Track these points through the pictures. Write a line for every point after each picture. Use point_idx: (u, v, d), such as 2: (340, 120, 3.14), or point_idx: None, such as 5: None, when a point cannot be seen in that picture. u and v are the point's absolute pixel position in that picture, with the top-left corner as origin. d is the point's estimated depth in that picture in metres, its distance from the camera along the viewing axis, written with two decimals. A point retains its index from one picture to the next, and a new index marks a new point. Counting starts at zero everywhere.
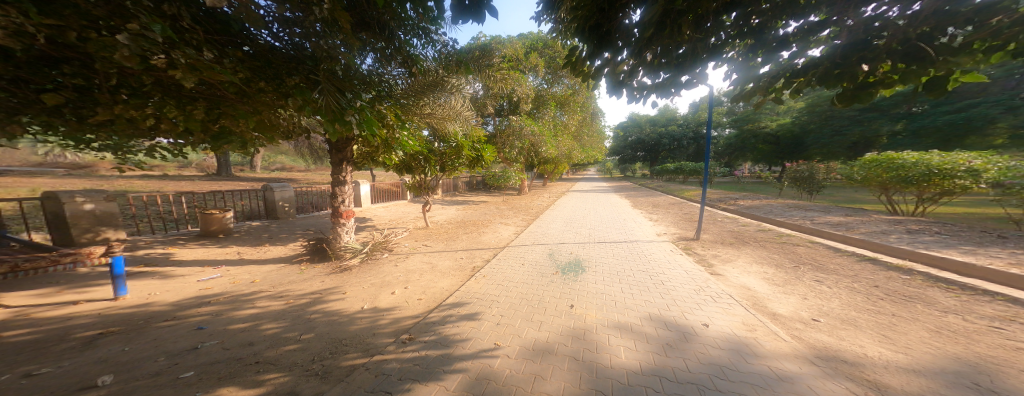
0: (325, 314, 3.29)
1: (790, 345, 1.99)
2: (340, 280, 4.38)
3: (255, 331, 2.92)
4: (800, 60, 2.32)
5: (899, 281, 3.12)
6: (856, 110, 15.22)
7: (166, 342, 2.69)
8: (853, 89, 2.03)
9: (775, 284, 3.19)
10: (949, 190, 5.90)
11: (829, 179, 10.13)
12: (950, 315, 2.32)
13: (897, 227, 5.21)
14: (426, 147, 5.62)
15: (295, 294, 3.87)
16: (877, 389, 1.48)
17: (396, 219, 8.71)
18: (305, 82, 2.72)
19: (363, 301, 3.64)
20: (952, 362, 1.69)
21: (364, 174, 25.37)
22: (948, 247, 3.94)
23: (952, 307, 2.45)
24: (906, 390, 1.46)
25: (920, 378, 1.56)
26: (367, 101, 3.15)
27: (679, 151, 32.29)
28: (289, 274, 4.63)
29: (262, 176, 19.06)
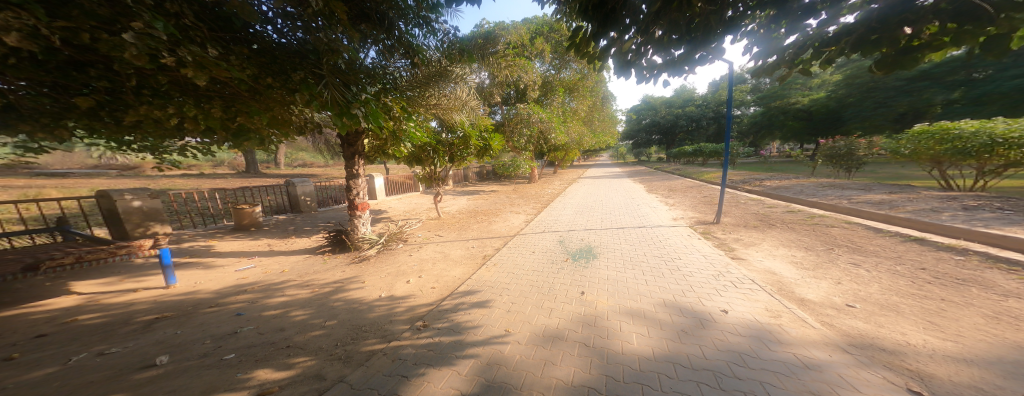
0: (347, 302, 3.45)
1: (819, 331, 1.86)
2: (359, 269, 4.57)
3: (285, 317, 3.12)
4: (831, 28, 2.10)
5: (951, 262, 2.82)
6: (903, 79, 13.74)
7: (210, 327, 2.92)
8: (893, 56, 1.85)
9: (804, 268, 2.98)
10: (1016, 161, 5.22)
11: (869, 155, 9.27)
12: (1013, 299, 2.06)
13: (950, 204, 4.70)
14: (434, 138, 5.62)
15: (319, 283, 4.08)
16: (919, 379, 1.35)
17: (411, 210, 8.92)
18: (310, 76, 2.77)
19: (380, 289, 3.79)
20: (1013, 351, 1.51)
21: (380, 168, 26.05)
22: (1012, 223, 3.50)
23: (1015, 290, 2.18)
24: (954, 381, 1.32)
25: (972, 368, 1.40)
26: (373, 95, 3.18)
27: (699, 133, 30.70)
28: (313, 264, 4.89)
29: (285, 172, 20.13)
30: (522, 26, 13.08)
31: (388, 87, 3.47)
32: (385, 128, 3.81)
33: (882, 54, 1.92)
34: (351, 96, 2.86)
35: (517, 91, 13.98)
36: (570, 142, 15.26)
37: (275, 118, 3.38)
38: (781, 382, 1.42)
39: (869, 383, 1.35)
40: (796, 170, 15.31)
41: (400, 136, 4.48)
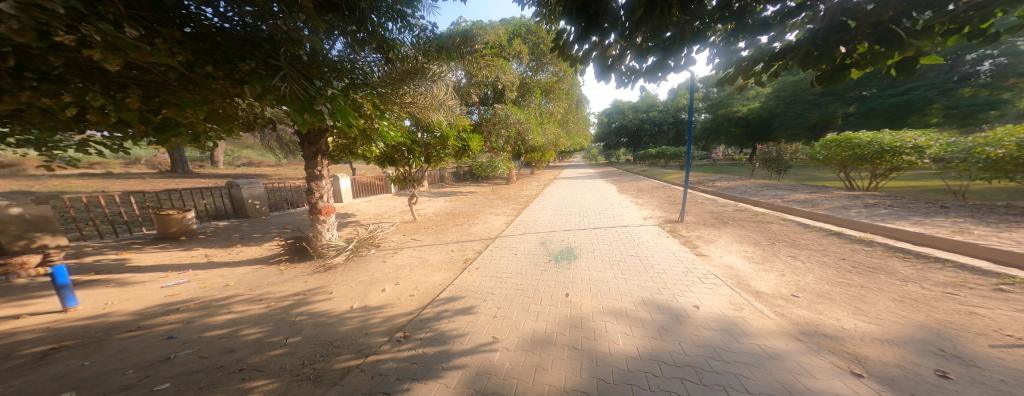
0: (312, 316, 3.16)
1: (774, 321, 2.17)
2: (325, 279, 4.20)
3: (234, 337, 2.76)
4: (777, 44, 2.42)
5: (863, 252, 3.47)
6: (816, 94, 16.44)
7: (134, 354, 2.47)
8: (829, 72, 2.19)
9: (755, 262, 3.42)
10: (898, 165, 6.51)
11: (794, 159, 10.87)
12: (909, 283, 2.60)
13: (856, 202, 5.73)
14: (409, 138, 5.34)
15: (276, 296, 3.67)
16: (857, 361, 1.65)
17: (382, 213, 8.40)
18: (263, 68, 2.51)
19: (352, 299, 3.54)
20: (918, 330, 1.91)
21: (343, 168, 24.02)
22: (900, 219, 4.39)
23: (910, 276, 2.75)
24: (882, 360, 1.64)
25: (892, 347, 1.75)
26: (340, 90, 2.94)
27: (660, 136, 33.30)
28: (266, 276, 4.37)
29: (226, 173, 17.55)
30: (500, 26, 13.06)
31: (358, 82, 3.22)
32: (354, 127, 3.52)
33: (821, 70, 2.26)
34: (315, 91, 2.63)
35: (495, 90, 13.69)
36: (546, 144, 15.54)
37: (214, 111, 2.91)
38: (752, 374, 1.64)
39: (821, 368, 1.62)
40: (741, 171, 17.32)
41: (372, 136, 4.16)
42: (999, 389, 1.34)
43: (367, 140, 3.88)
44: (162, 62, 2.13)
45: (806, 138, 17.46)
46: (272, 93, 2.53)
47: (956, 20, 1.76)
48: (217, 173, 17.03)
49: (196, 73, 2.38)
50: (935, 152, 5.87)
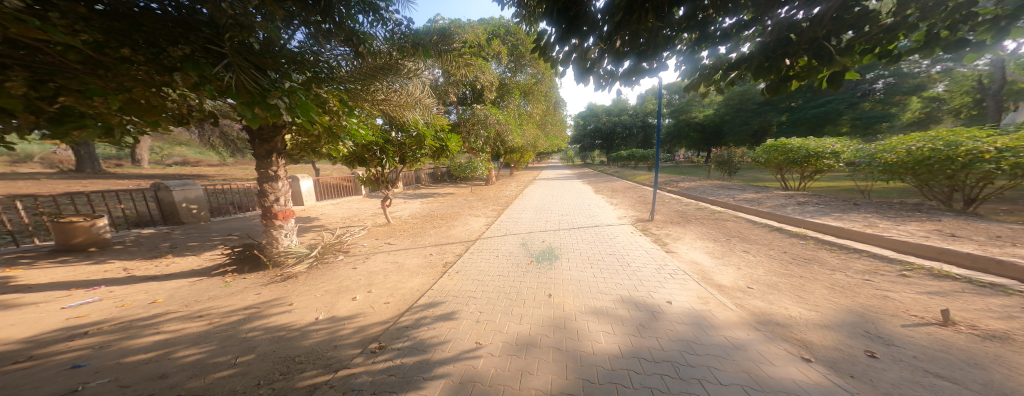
0: (267, 331, 2.83)
1: (735, 313, 2.44)
2: (282, 290, 3.80)
3: (167, 360, 2.37)
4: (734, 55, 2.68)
5: (800, 245, 4.03)
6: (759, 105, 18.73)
7: (23, 388, 2.00)
8: (777, 81, 2.51)
9: (715, 257, 3.80)
10: (820, 168, 7.66)
11: (742, 162, 12.24)
12: (836, 272, 3.08)
13: (792, 200, 6.63)
14: (381, 137, 5.02)
15: (220, 311, 3.23)
16: (805, 347, 1.92)
17: (350, 216, 7.83)
18: (202, 55, 2.17)
19: (317, 310, 3.24)
20: (848, 315, 2.28)
21: (303, 168, 21.88)
22: (826, 215, 5.18)
23: (837, 265, 3.26)
24: (824, 344, 1.94)
25: (831, 332, 2.08)
26: (300, 84, 2.62)
27: (631, 140, 35.16)
28: (208, 289, 3.82)
29: (155, 173, 15.02)
30: (479, 25, 12.95)
31: (321, 76, 2.91)
32: (317, 124, 3.19)
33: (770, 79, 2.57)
34: (268, 83, 2.32)
35: (473, 91, 14.06)
36: (525, 144, 15.63)
37: (134, 101, 2.40)
38: (723, 365, 1.82)
39: (778, 355, 1.85)
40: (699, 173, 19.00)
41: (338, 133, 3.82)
42: (912, 364, 1.65)
43: (333, 138, 3.55)
44: (60, 41, 1.72)
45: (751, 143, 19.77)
46: (213, 83, 2.18)
47: (870, 41, 2.12)
48: (143, 172, 14.53)
49: (108, 56, 1.97)
50: (848, 157, 7.07)
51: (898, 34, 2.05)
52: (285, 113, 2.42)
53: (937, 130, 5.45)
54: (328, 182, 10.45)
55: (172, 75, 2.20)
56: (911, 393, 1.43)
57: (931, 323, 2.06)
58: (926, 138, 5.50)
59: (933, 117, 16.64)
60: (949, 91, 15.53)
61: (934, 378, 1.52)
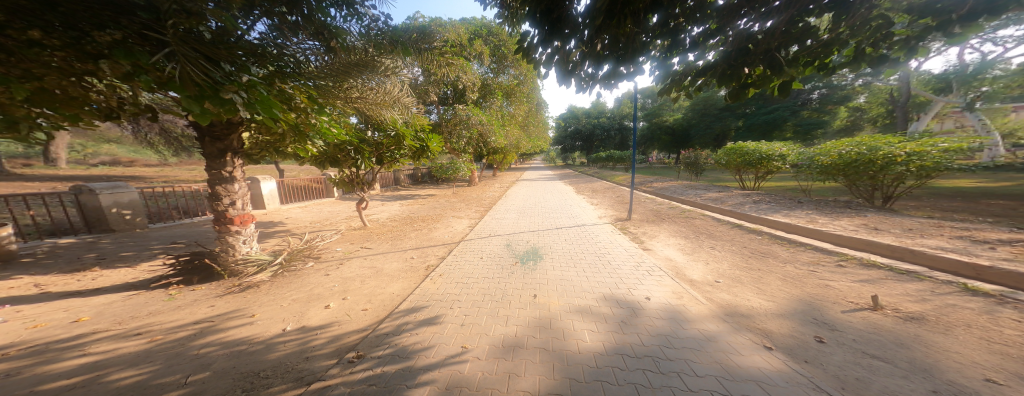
0: (225, 345, 2.54)
1: (706, 306, 2.66)
2: (243, 300, 3.44)
3: (97, 384, 2.03)
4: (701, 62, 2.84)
5: (758, 240, 4.48)
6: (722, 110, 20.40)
7: None
8: (738, 88, 2.73)
9: (686, 253, 4.10)
10: (771, 169, 8.50)
11: (707, 164, 13.26)
12: (788, 265, 3.47)
13: (749, 199, 7.33)
14: (356, 136, 4.73)
15: (165, 327, 2.85)
16: (766, 335, 2.16)
17: (321, 220, 7.34)
18: (139, 43, 1.87)
19: (285, 321, 2.98)
20: (799, 303, 2.59)
21: (264, 169, 19.98)
22: (778, 212, 5.80)
23: (789, 258, 3.68)
24: (781, 332, 2.18)
25: (786, 320, 2.35)
26: (260, 78, 2.36)
27: (608, 141, 36.35)
28: (148, 304, 3.36)
29: (76, 173, 12.86)
30: (460, 25, 12.83)
31: (285, 71, 2.65)
32: (281, 122, 2.88)
33: (731, 87, 2.78)
34: (222, 77, 2.05)
35: (454, 91, 13.81)
36: (508, 146, 15.56)
37: (47, 91, 2.02)
38: (698, 357, 1.97)
39: (744, 345, 2.06)
40: (670, 174, 20.21)
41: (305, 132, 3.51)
42: (853, 347, 1.93)
43: (300, 138, 3.27)
44: None
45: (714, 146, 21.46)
46: (150, 73, 1.88)
47: (812, 54, 2.38)
48: (61, 173, 12.41)
49: (9, 37, 1.63)
50: (793, 160, 7.99)
51: (832, 50, 2.33)
52: (242, 110, 2.16)
53: (862, 136, 6.28)
54: (294, 185, 10.19)
55: (98, 64, 1.87)
56: (854, 374, 1.67)
57: (865, 309, 2.41)
58: (854, 144, 6.29)
59: (858, 125, 19.26)
60: (869, 102, 18.12)
61: (871, 359, 1.79)
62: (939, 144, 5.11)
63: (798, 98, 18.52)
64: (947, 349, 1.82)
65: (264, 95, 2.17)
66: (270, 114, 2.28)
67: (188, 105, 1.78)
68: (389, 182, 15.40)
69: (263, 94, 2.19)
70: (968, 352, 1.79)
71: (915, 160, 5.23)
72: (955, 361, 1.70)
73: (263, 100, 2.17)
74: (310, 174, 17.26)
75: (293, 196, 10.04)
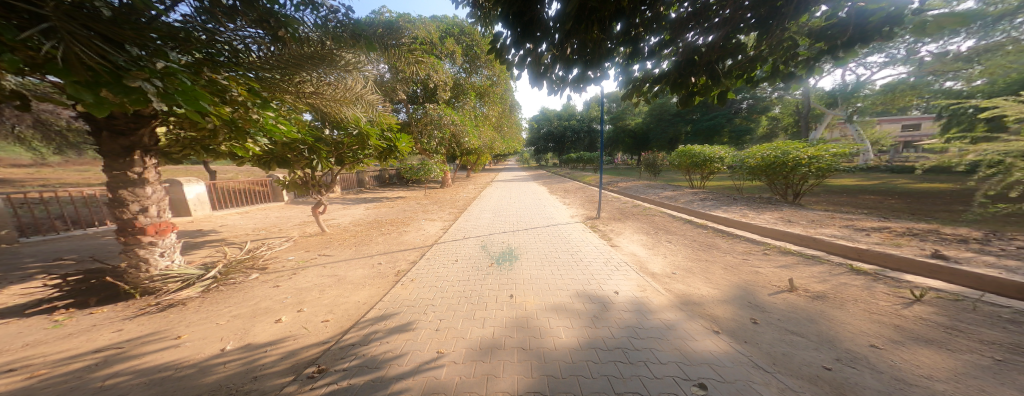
0: (143, 373, 2.09)
1: (666, 296, 2.97)
2: (165, 320, 2.87)
3: None
4: (656, 69, 3.05)
5: (705, 234, 5.10)
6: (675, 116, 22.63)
7: None
8: (686, 96, 2.98)
9: (647, 248, 4.51)
10: (712, 170, 9.69)
11: (663, 166, 14.63)
12: (729, 255, 4.02)
13: (697, 197, 8.29)
14: (311, 134, 4.25)
15: (50, 359, 2.24)
16: (714, 320, 2.50)
17: (268, 227, 6.52)
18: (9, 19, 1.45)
19: (224, 340, 2.53)
20: (738, 289, 3.03)
21: (190, 170, 17.04)
22: (720, 208, 6.66)
23: (729, 249, 4.27)
24: (726, 316, 2.54)
25: (729, 305, 2.74)
26: (182, 67, 2.00)
27: (577, 143, 37.69)
28: (23, 333, 2.63)
29: None
30: (430, 22, 12.47)
31: (218, 59, 2.27)
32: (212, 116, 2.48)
33: (681, 94, 2.99)
34: (127, 60, 1.70)
35: (425, 89, 13.39)
36: (481, 147, 15.45)
37: None
38: (660, 345, 2.21)
39: (697, 330, 2.36)
40: (631, 174, 21.83)
41: (244, 127, 3.04)
42: (779, 325, 2.34)
43: (239, 135, 2.88)
44: None
45: (668, 149, 23.71)
46: (18, 52, 1.45)
47: (741, 68, 2.70)
48: None
49: None
50: (728, 162, 9.21)
51: (755, 66, 2.67)
52: (155, 100, 1.79)
53: (777, 142, 7.42)
54: (233, 188, 9.03)
55: None
56: (781, 349, 2.03)
57: (787, 291, 2.92)
58: (772, 148, 7.44)
59: (774, 132, 22.94)
60: (782, 114, 21.70)
61: (793, 335, 2.19)
62: (829, 150, 6.25)
63: (732, 107, 21.44)
64: (845, 323, 2.31)
65: (187, 84, 1.88)
66: (197, 108, 1.96)
67: (75, 94, 1.42)
68: (352, 184, 14.25)
69: (184, 82, 1.89)
70: (858, 323, 2.29)
71: (815, 163, 6.37)
72: (848, 331, 2.18)
73: (185, 89, 1.87)
74: (253, 175, 15.19)
75: (228, 202, 8.74)
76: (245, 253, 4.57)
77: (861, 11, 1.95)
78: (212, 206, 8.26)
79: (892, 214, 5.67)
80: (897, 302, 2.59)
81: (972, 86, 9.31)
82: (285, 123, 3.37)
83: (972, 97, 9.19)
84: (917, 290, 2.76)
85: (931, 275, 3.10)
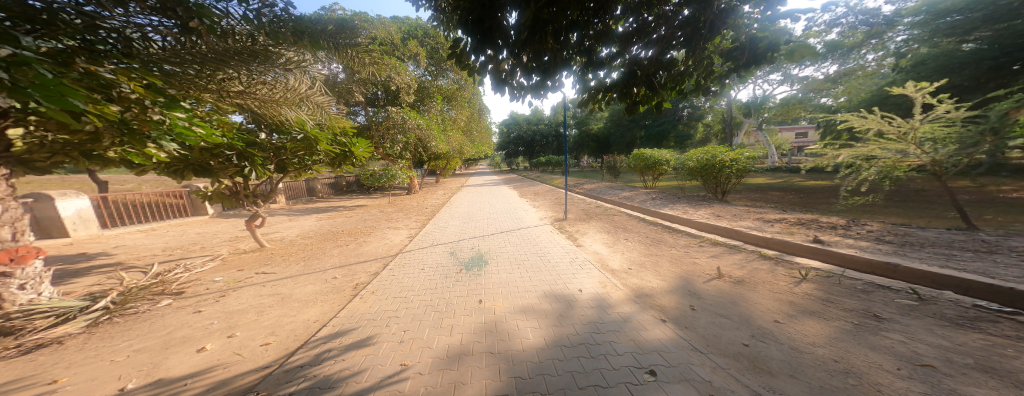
0: None
1: (623, 291, 3.19)
2: (37, 362, 2.30)
3: None
4: (608, 79, 3.26)
5: (655, 230, 5.60)
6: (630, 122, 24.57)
7: None
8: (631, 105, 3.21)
9: (604, 246, 4.80)
10: (662, 171, 10.68)
11: (622, 169, 15.73)
12: (673, 248, 4.45)
13: (650, 196, 9.05)
14: (245, 139, 3.74)
15: None
16: (662, 310, 2.73)
17: (192, 246, 5.62)
18: None
19: (123, 378, 2.10)
20: (680, 279, 3.37)
21: (67, 181, 13.67)
22: (668, 206, 7.35)
23: (674, 243, 4.73)
24: (670, 306, 2.81)
25: (673, 294, 3.03)
26: (43, 53, 1.54)
27: (545, 147, 38.78)
28: None
29: None
30: (391, 22, 12.04)
31: (101, 48, 1.78)
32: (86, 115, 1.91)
33: (627, 103, 3.19)
34: None
35: (387, 92, 12.83)
36: (449, 151, 15.12)
37: None
38: (618, 338, 2.36)
39: (649, 321, 2.57)
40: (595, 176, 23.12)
41: (146, 131, 2.50)
42: (712, 310, 2.65)
43: (135, 139, 2.29)
44: None
45: (626, 152, 25.60)
46: None
47: (675, 81, 3.01)
48: None
49: None
50: (674, 164, 10.24)
51: (686, 79, 2.98)
52: None
53: (707, 146, 8.46)
54: (132, 201, 7.65)
55: None
56: (712, 331, 2.30)
57: (717, 278, 3.32)
58: (705, 152, 8.46)
59: (711, 138, 26.12)
60: (717, 121, 24.82)
61: (722, 318, 2.49)
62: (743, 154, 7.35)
63: (676, 115, 23.99)
64: (758, 303, 2.70)
65: (47, 77, 1.40)
66: (65, 106, 1.51)
67: None
68: (300, 193, 12.94)
69: (41, 73, 1.41)
70: (767, 302, 2.70)
71: (736, 164, 7.54)
72: (758, 310, 2.56)
73: (44, 83, 1.40)
74: (168, 185, 12.87)
75: (123, 217, 7.40)
76: (150, 278, 3.94)
77: (753, 38, 2.45)
78: (98, 224, 6.80)
79: (798, 206, 6.79)
80: (794, 281, 3.11)
81: (837, 102, 11.90)
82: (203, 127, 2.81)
83: (837, 111, 11.68)
84: (805, 270, 3.37)
85: (815, 256, 3.81)
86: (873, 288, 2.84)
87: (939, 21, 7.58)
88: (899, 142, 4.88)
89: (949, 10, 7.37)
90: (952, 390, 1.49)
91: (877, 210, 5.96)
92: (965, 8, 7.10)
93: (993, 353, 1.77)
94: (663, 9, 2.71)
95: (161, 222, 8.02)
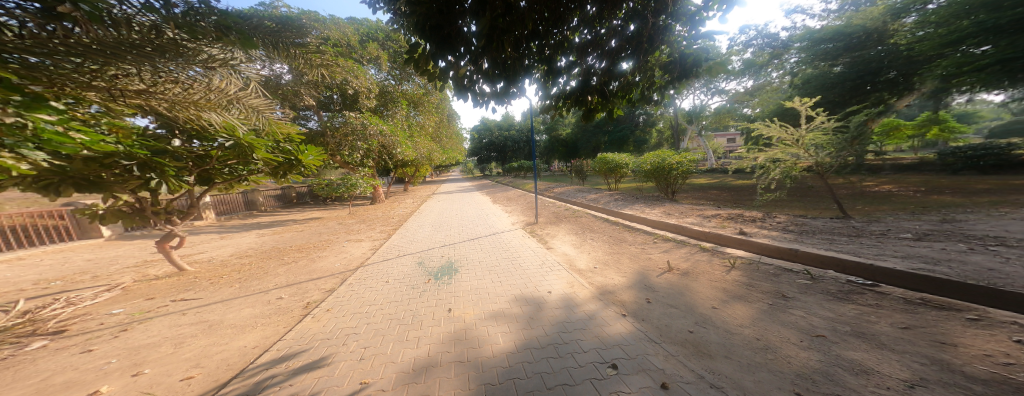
0: None
1: (588, 289, 3.31)
2: None
3: None
4: (566, 87, 3.41)
5: (616, 229, 5.92)
6: (595, 128, 25.88)
7: None
8: (587, 112, 3.36)
9: (566, 248, 4.96)
10: (623, 174, 11.38)
11: (588, 173, 16.46)
12: (628, 246, 4.74)
13: (613, 198, 9.58)
14: (159, 146, 3.24)
15: None
16: (622, 306, 2.88)
17: (88, 276, 4.70)
18: None
19: None
20: (636, 275, 3.60)
21: None
22: (627, 206, 7.86)
23: (631, 241, 5.04)
24: (626, 301, 2.98)
25: (631, 289, 3.23)
26: None
27: (516, 152, 39.21)
28: None
29: None
30: (348, 24, 11.48)
31: None
32: None
33: (583, 110, 3.36)
34: None
35: (344, 96, 12.10)
36: (417, 158, 14.64)
37: None
38: (585, 335, 2.44)
39: (611, 316, 2.70)
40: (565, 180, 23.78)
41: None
42: (664, 302, 2.86)
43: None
44: None
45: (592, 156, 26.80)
46: None
47: (624, 90, 3.24)
48: None
49: None
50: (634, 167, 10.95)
51: (634, 89, 3.23)
52: None
53: (660, 150, 9.22)
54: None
55: None
56: (665, 321, 2.49)
57: (667, 272, 3.60)
58: (656, 156, 9.21)
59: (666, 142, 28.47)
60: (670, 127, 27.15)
61: (672, 308, 2.70)
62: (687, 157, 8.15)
63: (635, 121, 25.88)
64: (699, 292, 2.98)
65: None
66: None
67: None
68: (237, 207, 11.55)
69: None
70: (705, 291, 2.99)
71: (681, 166, 8.35)
72: (697, 299, 2.82)
73: None
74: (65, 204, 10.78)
75: None
76: (12, 318, 3.19)
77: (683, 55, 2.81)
78: None
79: (735, 203, 7.65)
80: (725, 270, 3.49)
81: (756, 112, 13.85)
82: (88, 133, 2.24)
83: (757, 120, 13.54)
84: (735, 259, 3.80)
85: (740, 246, 4.32)
86: (782, 271, 3.31)
87: (817, 47, 9.40)
88: (793, 147, 5.76)
89: (823, 38, 9.25)
90: (839, 355, 1.77)
91: (787, 204, 6.99)
92: (831, 38, 9.08)
93: (863, 320, 2.15)
94: (613, 23, 2.91)
95: (34, 248, 6.65)
